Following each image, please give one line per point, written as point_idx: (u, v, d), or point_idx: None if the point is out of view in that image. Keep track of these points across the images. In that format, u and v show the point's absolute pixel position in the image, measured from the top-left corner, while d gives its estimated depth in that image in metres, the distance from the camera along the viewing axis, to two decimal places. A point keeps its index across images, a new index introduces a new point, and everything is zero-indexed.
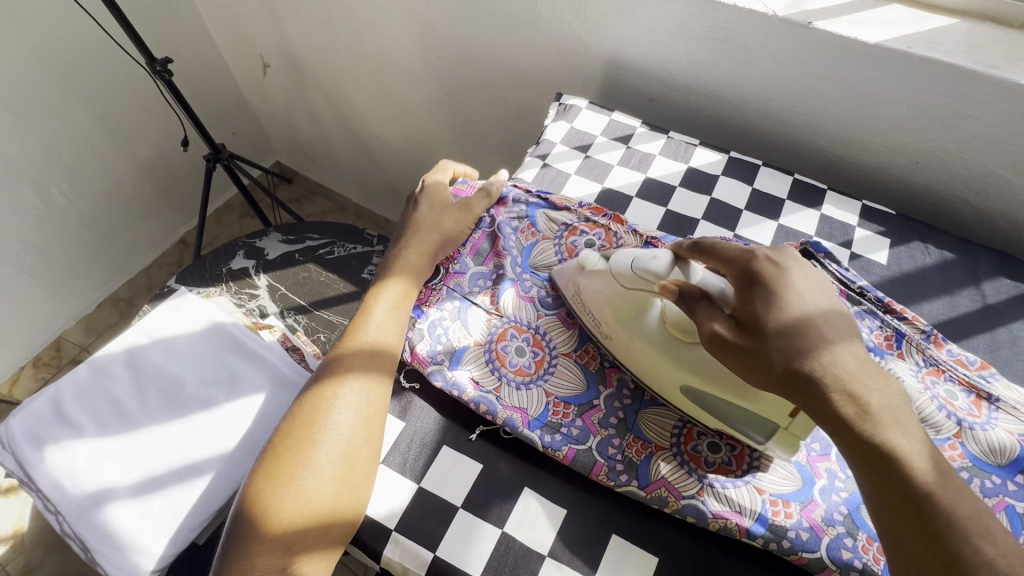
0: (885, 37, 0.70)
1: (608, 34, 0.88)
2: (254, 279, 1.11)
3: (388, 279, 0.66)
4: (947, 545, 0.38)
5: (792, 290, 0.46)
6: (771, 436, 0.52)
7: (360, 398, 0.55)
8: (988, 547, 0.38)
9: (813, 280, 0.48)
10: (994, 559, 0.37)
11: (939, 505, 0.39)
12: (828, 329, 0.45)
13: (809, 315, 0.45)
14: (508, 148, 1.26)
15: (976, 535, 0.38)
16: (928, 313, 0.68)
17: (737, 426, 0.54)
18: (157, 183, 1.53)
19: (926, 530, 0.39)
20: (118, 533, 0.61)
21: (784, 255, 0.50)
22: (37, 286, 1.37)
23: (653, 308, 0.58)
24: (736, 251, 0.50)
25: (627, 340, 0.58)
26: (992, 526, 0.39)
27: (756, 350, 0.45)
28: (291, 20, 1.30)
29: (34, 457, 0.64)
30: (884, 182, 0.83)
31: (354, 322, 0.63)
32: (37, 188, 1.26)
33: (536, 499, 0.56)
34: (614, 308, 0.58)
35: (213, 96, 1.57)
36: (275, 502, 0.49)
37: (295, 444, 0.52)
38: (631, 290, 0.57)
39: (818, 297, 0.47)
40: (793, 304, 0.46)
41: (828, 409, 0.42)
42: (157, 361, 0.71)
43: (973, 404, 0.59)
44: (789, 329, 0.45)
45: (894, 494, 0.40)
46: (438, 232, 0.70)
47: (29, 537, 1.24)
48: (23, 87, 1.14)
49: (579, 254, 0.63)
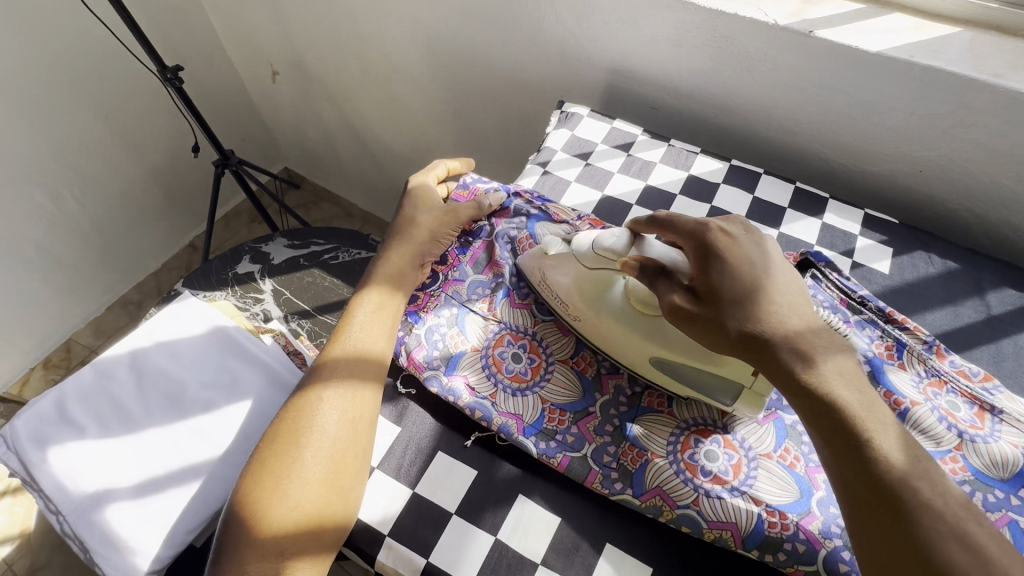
0: (887, 46, 0.70)
1: (610, 42, 0.89)
2: (259, 283, 1.12)
3: (371, 284, 0.66)
4: (891, 491, 0.40)
5: (741, 257, 0.48)
6: (737, 397, 0.55)
7: (345, 402, 0.56)
8: (927, 488, 0.40)
9: (764, 247, 0.50)
10: (934, 500, 0.39)
11: (881, 451, 0.42)
12: (774, 293, 0.48)
13: (757, 282, 0.48)
14: (512, 155, 1.27)
15: (916, 478, 0.40)
16: (931, 323, 0.67)
17: (709, 394, 0.56)
18: (167, 188, 1.56)
19: (871, 476, 0.41)
20: (116, 533, 0.62)
21: (735, 225, 0.51)
22: (49, 289, 1.40)
23: (617, 285, 0.61)
24: (690, 224, 0.51)
25: (594, 319, 0.61)
26: (934, 473, 0.41)
27: (712, 318, 0.47)
28: (299, 29, 1.32)
29: (37, 457, 0.65)
30: (888, 191, 0.83)
31: (338, 327, 0.63)
32: (50, 192, 1.28)
33: (531, 506, 0.55)
34: (580, 288, 0.62)
35: (223, 102, 1.60)
36: (264, 506, 0.50)
37: (281, 449, 0.53)
38: (595, 269, 0.60)
39: (767, 263, 0.49)
40: (744, 271, 0.48)
41: (781, 366, 0.45)
42: (159, 363, 0.72)
43: (976, 416, 0.58)
44: (739, 295, 0.47)
45: (839, 445, 0.43)
46: (422, 234, 0.70)
47: (35, 536, 1.25)
48: (38, 94, 1.17)
49: (542, 241, 0.65)
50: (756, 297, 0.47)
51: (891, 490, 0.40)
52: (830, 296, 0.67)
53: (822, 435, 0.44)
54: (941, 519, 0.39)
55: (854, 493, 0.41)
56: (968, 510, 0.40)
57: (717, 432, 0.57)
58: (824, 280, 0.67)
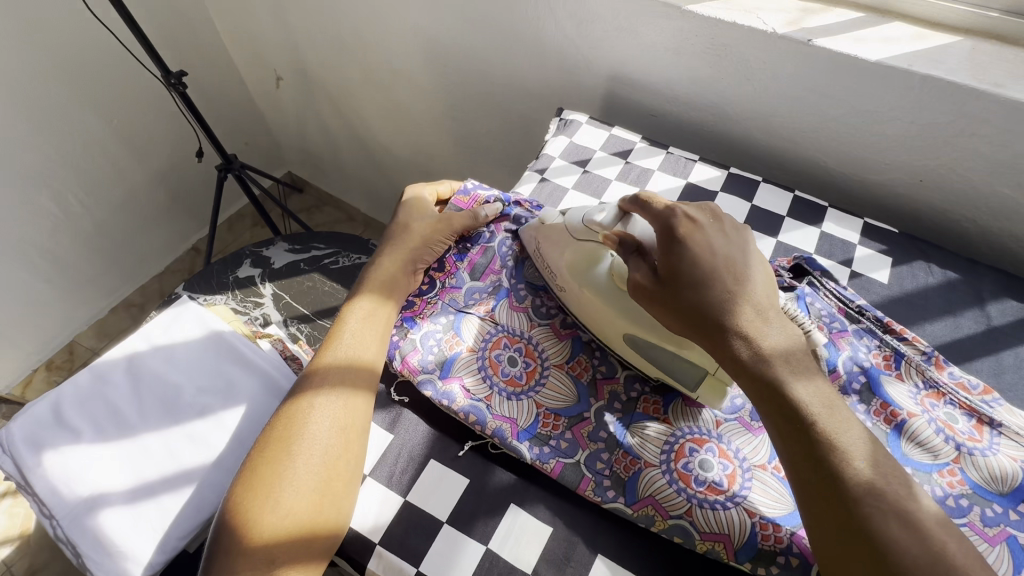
0: (885, 55, 0.70)
1: (610, 50, 0.89)
2: (259, 287, 1.12)
3: (363, 290, 0.66)
4: (837, 472, 0.42)
5: (703, 244, 0.49)
6: (700, 382, 0.56)
7: (337, 409, 0.56)
8: (869, 469, 0.43)
9: (731, 239, 0.51)
10: (875, 479, 0.42)
11: (828, 434, 0.44)
12: (731, 278, 0.48)
13: (716, 268, 0.48)
14: (513, 161, 1.27)
15: (858, 458, 0.43)
16: (930, 334, 0.66)
17: (679, 380, 0.57)
18: (171, 192, 1.57)
19: (818, 458, 0.43)
20: (110, 539, 0.62)
21: (707, 214, 0.52)
22: (53, 291, 1.41)
23: (604, 261, 0.62)
24: (661, 208, 0.53)
25: (576, 291, 0.62)
26: (877, 455, 0.44)
27: (669, 297, 0.49)
28: (302, 35, 1.33)
29: (31, 461, 0.65)
30: (888, 200, 0.82)
31: (329, 334, 0.63)
32: (54, 196, 1.29)
33: (522, 515, 0.55)
34: (566, 262, 0.63)
35: (227, 107, 1.61)
36: (254, 514, 0.49)
37: (272, 457, 0.52)
38: (583, 241, 0.62)
39: (730, 252, 0.50)
40: (703, 258, 0.49)
41: (727, 349, 0.47)
42: (155, 368, 0.72)
43: (974, 429, 0.57)
44: (696, 279, 0.48)
45: (789, 428, 0.44)
46: (416, 241, 0.70)
47: (34, 538, 1.26)
48: (44, 99, 1.18)
49: (541, 213, 0.68)
50: (713, 282, 0.48)
51: (837, 471, 0.42)
52: (827, 305, 0.66)
53: (773, 417, 0.45)
54: (882, 498, 0.41)
55: (803, 474, 0.43)
56: (907, 489, 0.42)
57: (712, 442, 0.57)
58: (821, 289, 0.67)
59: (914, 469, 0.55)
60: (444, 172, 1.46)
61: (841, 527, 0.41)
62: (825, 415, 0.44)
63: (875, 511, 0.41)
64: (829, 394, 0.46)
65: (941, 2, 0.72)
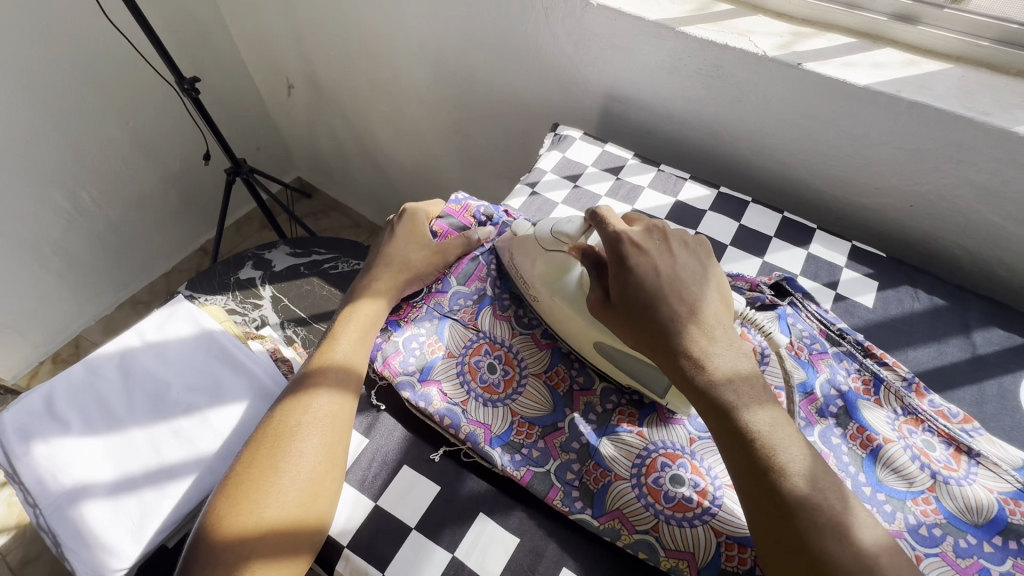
0: (874, 80, 0.70)
1: (606, 68, 0.90)
2: (259, 289, 1.14)
3: (357, 306, 0.66)
4: (776, 486, 0.43)
5: (649, 266, 0.52)
6: (668, 389, 0.57)
7: (328, 422, 0.56)
8: (804, 484, 0.43)
9: (677, 261, 0.53)
10: (813, 496, 0.43)
11: (767, 449, 0.45)
12: (677, 300, 0.50)
13: (661, 289, 0.50)
14: (513, 173, 1.28)
15: (796, 473, 0.44)
16: (913, 360, 0.66)
17: (643, 382, 0.58)
18: (182, 193, 1.61)
19: (759, 473, 0.44)
20: (90, 530, 0.63)
21: (654, 237, 0.54)
22: (62, 286, 1.45)
23: (573, 271, 0.62)
24: (611, 230, 0.54)
25: (548, 301, 0.63)
26: (818, 470, 0.44)
27: (620, 317, 0.52)
28: (313, 45, 1.37)
29: (21, 450, 0.66)
30: (879, 224, 0.82)
31: (319, 351, 0.62)
32: (68, 194, 1.34)
33: (491, 524, 0.55)
34: (539, 270, 0.64)
35: (239, 112, 1.65)
36: (237, 530, 0.49)
37: (257, 474, 0.52)
38: (551, 252, 0.63)
39: (675, 273, 0.52)
40: (648, 279, 0.51)
41: (679, 374, 0.48)
42: (147, 365, 0.74)
43: (951, 457, 0.57)
44: (642, 299, 0.50)
45: (731, 441, 0.46)
46: (411, 262, 0.70)
47: (30, 528, 1.28)
48: (62, 100, 1.23)
49: (512, 226, 0.70)
50: (658, 302, 0.50)
51: (775, 486, 0.43)
52: (809, 326, 0.67)
53: (718, 435, 0.47)
54: (818, 513, 0.42)
55: (745, 487, 0.44)
56: (844, 504, 0.43)
57: (685, 458, 0.56)
58: (803, 309, 0.68)
59: (887, 495, 0.54)
60: (447, 182, 1.48)
61: (779, 541, 0.42)
62: (764, 428, 0.46)
63: (812, 527, 0.41)
64: (774, 413, 0.47)
65: (932, 30, 0.72)
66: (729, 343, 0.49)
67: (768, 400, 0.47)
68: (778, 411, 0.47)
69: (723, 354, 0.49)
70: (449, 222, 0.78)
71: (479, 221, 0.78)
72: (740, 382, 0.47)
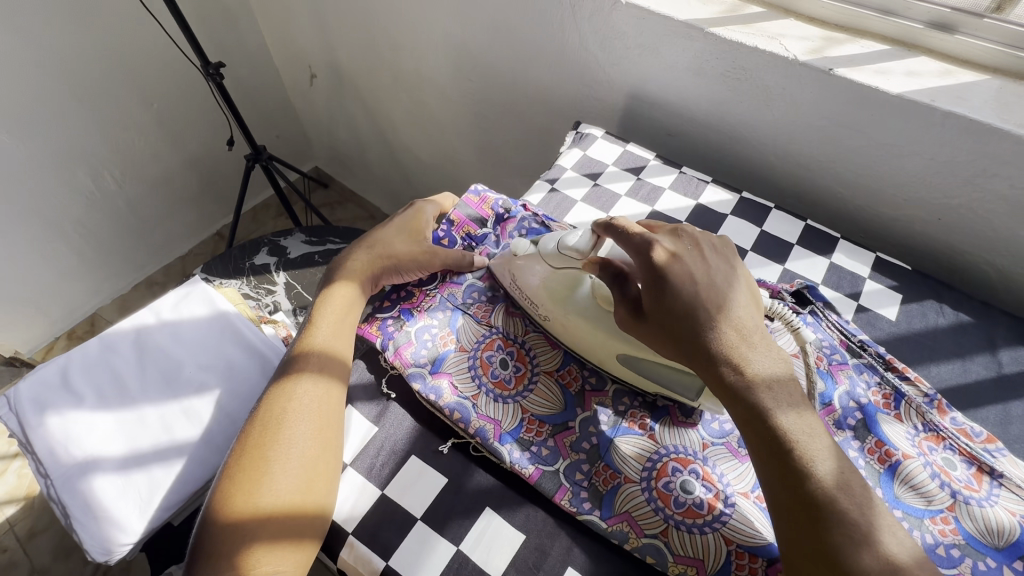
0: (908, 88, 0.68)
1: (631, 68, 0.89)
2: (273, 275, 1.15)
3: (333, 289, 0.66)
4: (812, 494, 0.42)
5: (683, 274, 0.50)
6: (701, 393, 0.55)
7: (315, 408, 0.56)
8: (825, 492, 0.42)
9: (709, 265, 0.52)
10: (849, 508, 0.41)
11: (804, 458, 0.43)
12: (714, 309, 0.49)
13: (699, 299, 0.49)
14: (531, 170, 1.28)
15: (824, 481, 0.43)
16: (935, 377, 0.64)
17: (672, 388, 0.56)
18: (201, 177, 1.63)
19: (793, 480, 0.43)
20: (100, 503, 0.64)
21: (684, 242, 0.54)
22: (81, 263, 1.47)
23: (584, 284, 0.62)
24: (638, 238, 0.53)
25: (562, 318, 0.62)
26: (854, 481, 0.43)
27: (654, 328, 0.51)
28: (338, 36, 1.37)
29: (35, 420, 0.67)
30: (903, 237, 0.81)
31: (300, 339, 0.62)
32: (91, 173, 1.36)
33: (497, 519, 0.55)
34: (548, 287, 0.63)
35: (261, 99, 1.66)
36: (235, 519, 0.49)
37: (248, 463, 0.51)
38: (561, 268, 0.62)
39: (711, 280, 0.51)
40: (686, 289, 0.49)
41: (720, 382, 0.47)
42: (161, 342, 0.74)
43: (973, 477, 0.55)
44: (679, 309, 0.49)
45: (767, 453, 0.45)
46: (393, 248, 0.69)
47: (38, 500, 1.29)
48: (89, 79, 1.24)
49: (511, 244, 0.67)
50: (695, 310, 0.49)
51: (810, 493, 0.42)
52: (829, 336, 0.66)
53: (753, 439, 0.46)
54: (841, 525, 0.41)
55: (777, 495, 0.44)
56: (869, 519, 0.42)
57: (697, 463, 0.55)
58: (824, 319, 0.67)
59: (903, 513, 0.53)
60: (464, 177, 1.49)
61: (807, 547, 0.41)
62: (796, 428, 0.45)
63: (843, 540, 0.40)
64: (810, 420, 0.45)
65: (969, 39, 0.70)
66: (766, 348, 0.48)
67: (796, 404, 0.46)
68: (814, 419, 0.46)
69: (762, 360, 0.47)
70: (465, 211, 0.78)
71: (497, 213, 0.78)
72: (778, 387, 0.46)
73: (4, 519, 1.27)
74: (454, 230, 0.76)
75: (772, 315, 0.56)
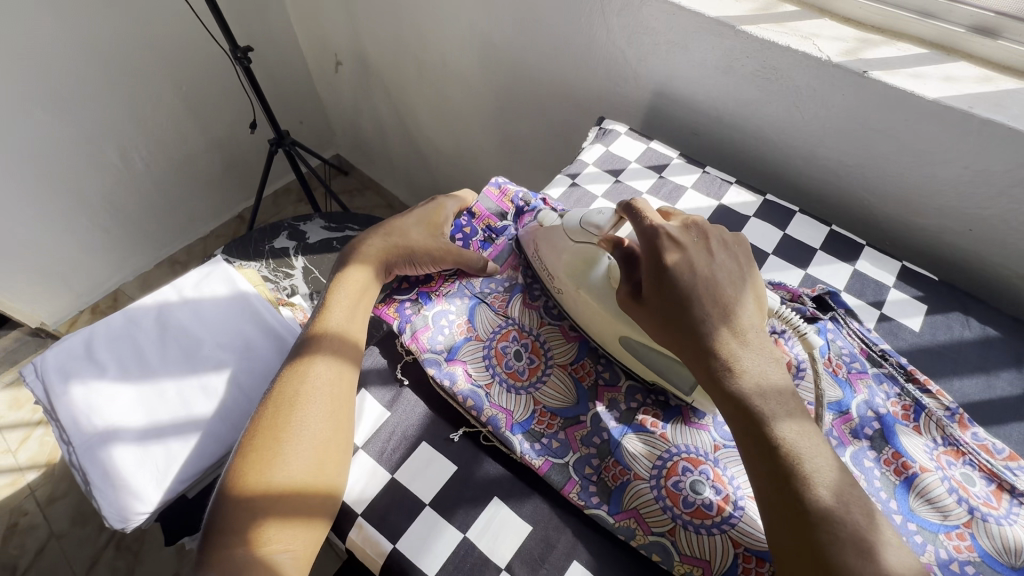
0: (945, 94, 0.66)
1: (658, 65, 0.88)
2: (292, 259, 1.16)
3: (348, 273, 0.67)
4: (809, 495, 0.42)
5: (683, 264, 0.50)
6: (695, 388, 0.55)
7: (326, 393, 0.56)
8: (832, 496, 0.41)
9: (715, 261, 0.51)
10: (851, 514, 0.41)
11: (800, 456, 0.43)
12: (710, 303, 0.49)
13: (694, 290, 0.49)
14: (551, 165, 1.27)
15: (827, 485, 0.42)
16: (959, 390, 0.63)
17: (672, 381, 0.56)
18: (225, 159, 1.65)
19: (781, 478, 0.43)
20: (119, 471, 0.65)
21: (692, 234, 0.53)
22: (106, 239, 1.51)
23: (601, 263, 0.61)
24: (647, 223, 0.54)
25: (573, 293, 0.62)
26: (845, 485, 0.42)
27: (649, 311, 0.51)
28: (364, 24, 1.38)
29: (59, 388, 0.69)
30: (932, 247, 0.79)
31: (315, 322, 0.63)
32: (119, 151, 1.39)
33: (504, 510, 0.55)
34: (564, 262, 0.63)
35: (286, 84, 1.68)
36: (246, 500, 0.49)
37: (260, 445, 0.52)
38: (579, 244, 0.62)
39: (712, 273, 0.50)
40: (682, 279, 0.50)
41: (710, 378, 0.47)
42: (182, 319, 0.76)
43: (992, 495, 0.54)
44: (676, 299, 0.49)
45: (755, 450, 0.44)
46: (407, 238, 0.69)
47: (59, 467, 1.34)
48: (120, 60, 1.27)
49: (539, 214, 0.69)
50: (691, 303, 0.49)
51: (811, 499, 0.41)
52: (849, 344, 0.64)
53: (739, 436, 0.46)
54: (848, 531, 0.40)
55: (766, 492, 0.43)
56: (879, 527, 0.41)
57: (708, 464, 0.55)
58: (844, 326, 0.66)
59: (918, 526, 0.52)
60: (484, 169, 1.49)
61: (799, 548, 0.40)
62: (791, 437, 0.44)
63: (844, 547, 0.39)
64: (801, 422, 0.45)
65: (1012, 45, 0.68)
66: (760, 348, 0.48)
67: (798, 410, 0.46)
68: (805, 420, 0.45)
69: (752, 358, 0.47)
70: (486, 204, 0.78)
71: (516, 206, 0.78)
72: (768, 389, 0.46)
73: (26, 484, 1.31)
74: (475, 221, 0.77)
75: (778, 318, 0.56)
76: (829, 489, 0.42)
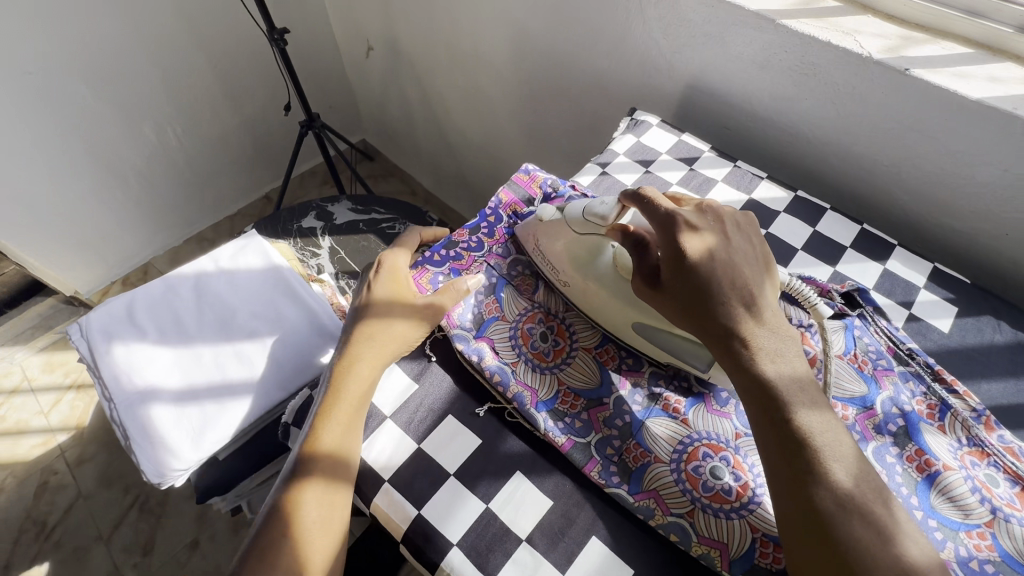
0: (988, 93, 0.66)
1: (694, 57, 0.88)
2: (319, 239, 1.19)
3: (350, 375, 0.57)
4: (829, 484, 0.42)
5: (708, 254, 0.50)
6: (711, 365, 0.57)
7: (341, 419, 0.55)
8: (851, 483, 0.42)
9: (732, 244, 0.51)
10: (871, 502, 0.41)
11: (823, 437, 0.44)
12: (729, 287, 0.49)
13: (714, 275, 0.49)
14: (577, 156, 1.28)
15: (848, 469, 0.42)
16: (986, 393, 0.63)
17: (685, 359, 0.58)
18: (255, 140, 1.69)
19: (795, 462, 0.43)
20: (157, 428, 0.68)
21: (707, 217, 0.53)
22: (139, 213, 1.55)
23: (606, 251, 0.64)
24: (663, 211, 0.52)
25: (582, 283, 0.64)
26: (869, 471, 0.43)
27: (668, 299, 0.51)
28: (398, 10, 1.40)
29: (102, 347, 0.72)
30: (965, 250, 0.78)
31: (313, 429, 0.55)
32: (156, 128, 1.43)
33: (526, 483, 0.56)
34: (570, 254, 0.65)
35: (318, 68, 1.70)
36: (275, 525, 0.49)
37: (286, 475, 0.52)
38: (583, 234, 0.64)
39: (731, 256, 0.50)
40: (703, 264, 0.49)
41: (729, 355, 0.48)
42: (218, 289, 0.79)
43: (1016, 497, 0.53)
44: (699, 285, 0.49)
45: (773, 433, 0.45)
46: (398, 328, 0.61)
47: (88, 431, 1.39)
48: (162, 38, 1.30)
49: (538, 210, 0.69)
50: (712, 284, 0.49)
51: (829, 488, 0.42)
52: (876, 341, 0.64)
53: (756, 414, 0.46)
54: (868, 520, 0.40)
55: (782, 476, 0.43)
56: (899, 517, 0.41)
57: (729, 451, 0.55)
58: (872, 324, 0.66)
59: (938, 523, 0.52)
60: (510, 158, 1.50)
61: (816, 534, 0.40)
62: (814, 425, 0.44)
63: (861, 534, 0.40)
64: (825, 416, 0.45)
65: None
66: (775, 328, 0.49)
67: (819, 401, 0.46)
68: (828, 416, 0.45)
69: (768, 337, 0.48)
70: (514, 189, 0.79)
71: (544, 192, 0.79)
72: (803, 381, 0.47)
73: (57, 445, 1.37)
74: (501, 208, 0.77)
75: (789, 290, 0.61)
76: (848, 477, 0.42)
